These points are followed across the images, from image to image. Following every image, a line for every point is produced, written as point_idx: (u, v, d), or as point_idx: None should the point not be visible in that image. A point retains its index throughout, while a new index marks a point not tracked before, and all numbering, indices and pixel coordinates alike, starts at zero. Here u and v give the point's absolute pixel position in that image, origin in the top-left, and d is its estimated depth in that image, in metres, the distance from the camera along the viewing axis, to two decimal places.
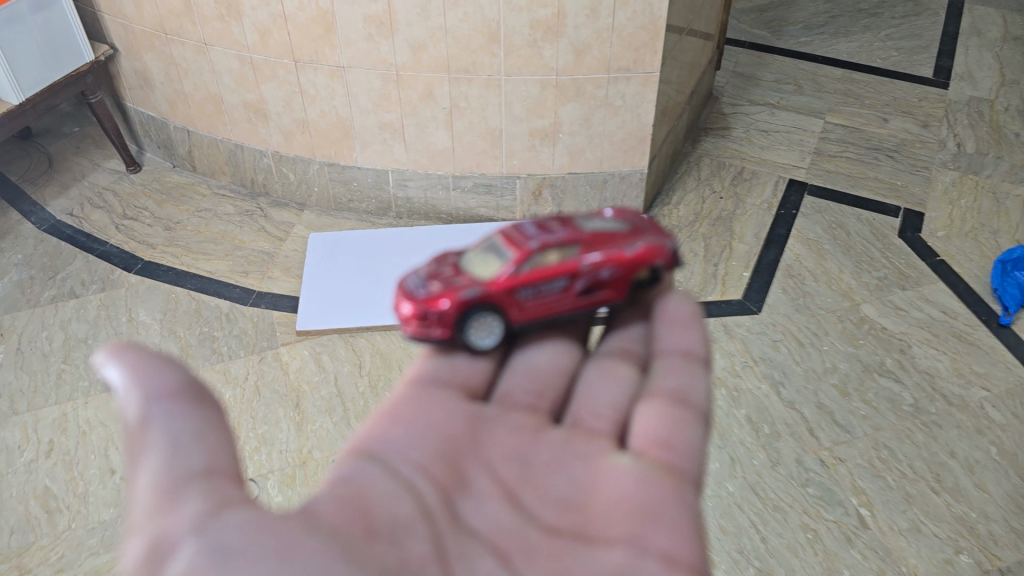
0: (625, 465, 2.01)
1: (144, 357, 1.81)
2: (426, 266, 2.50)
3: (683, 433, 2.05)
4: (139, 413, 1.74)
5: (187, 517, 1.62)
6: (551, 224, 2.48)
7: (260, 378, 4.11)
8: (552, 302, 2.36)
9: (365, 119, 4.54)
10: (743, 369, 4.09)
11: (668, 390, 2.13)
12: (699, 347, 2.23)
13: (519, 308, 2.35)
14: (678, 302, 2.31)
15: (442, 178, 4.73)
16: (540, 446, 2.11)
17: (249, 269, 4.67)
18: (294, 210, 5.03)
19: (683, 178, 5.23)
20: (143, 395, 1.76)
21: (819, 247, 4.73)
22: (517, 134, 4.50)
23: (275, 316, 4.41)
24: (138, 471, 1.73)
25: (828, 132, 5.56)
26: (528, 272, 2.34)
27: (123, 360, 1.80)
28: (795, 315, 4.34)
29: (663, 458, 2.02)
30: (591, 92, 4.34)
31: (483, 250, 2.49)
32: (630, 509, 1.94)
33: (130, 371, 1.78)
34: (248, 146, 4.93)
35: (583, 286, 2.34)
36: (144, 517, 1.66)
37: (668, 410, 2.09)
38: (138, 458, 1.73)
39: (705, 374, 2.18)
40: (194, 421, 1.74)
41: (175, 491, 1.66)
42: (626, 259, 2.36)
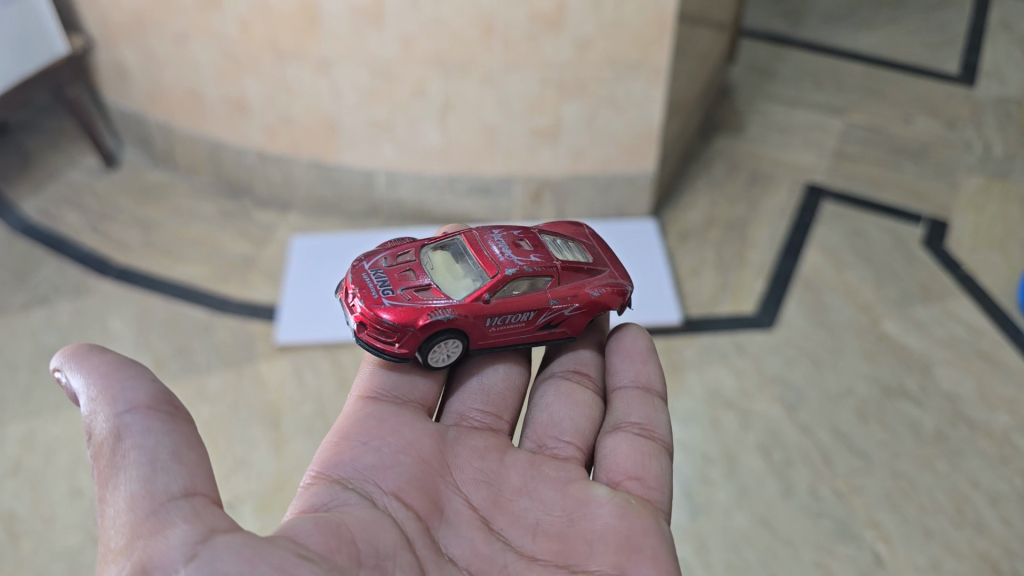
0: (605, 492, 2.15)
1: (108, 374, 1.80)
2: (397, 270, 2.59)
3: (653, 465, 2.29)
4: (110, 434, 1.74)
5: (171, 543, 1.60)
6: (524, 248, 2.65)
7: (237, 395, 3.87)
8: (516, 330, 2.54)
9: (354, 116, 4.26)
10: (754, 390, 3.81)
11: (633, 424, 2.40)
12: (659, 385, 2.53)
13: (484, 333, 2.50)
14: (635, 338, 2.61)
15: (434, 180, 4.44)
16: (511, 472, 2.27)
17: (229, 275, 4.43)
18: (278, 211, 4.76)
19: (693, 179, 4.93)
20: (113, 416, 1.75)
21: (837, 257, 4.44)
22: (514, 133, 4.22)
23: (253, 328, 4.17)
24: (112, 498, 1.70)
25: (849, 132, 5.25)
26: (502, 301, 2.50)
27: (92, 384, 1.80)
28: (811, 331, 4.07)
29: (636, 490, 2.23)
30: (594, 89, 4.05)
31: (455, 257, 2.64)
32: (614, 535, 2.07)
33: (98, 390, 1.78)
34: (231, 143, 4.65)
35: (548, 319, 2.56)
36: (123, 549, 1.64)
37: (633, 445, 2.33)
38: (111, 484, 1.71)
39: (665, 407, 2.48)
40: (170, 436, 1.74)
41: (153, 514, 1.65)
42: (588, 304, 2.60)
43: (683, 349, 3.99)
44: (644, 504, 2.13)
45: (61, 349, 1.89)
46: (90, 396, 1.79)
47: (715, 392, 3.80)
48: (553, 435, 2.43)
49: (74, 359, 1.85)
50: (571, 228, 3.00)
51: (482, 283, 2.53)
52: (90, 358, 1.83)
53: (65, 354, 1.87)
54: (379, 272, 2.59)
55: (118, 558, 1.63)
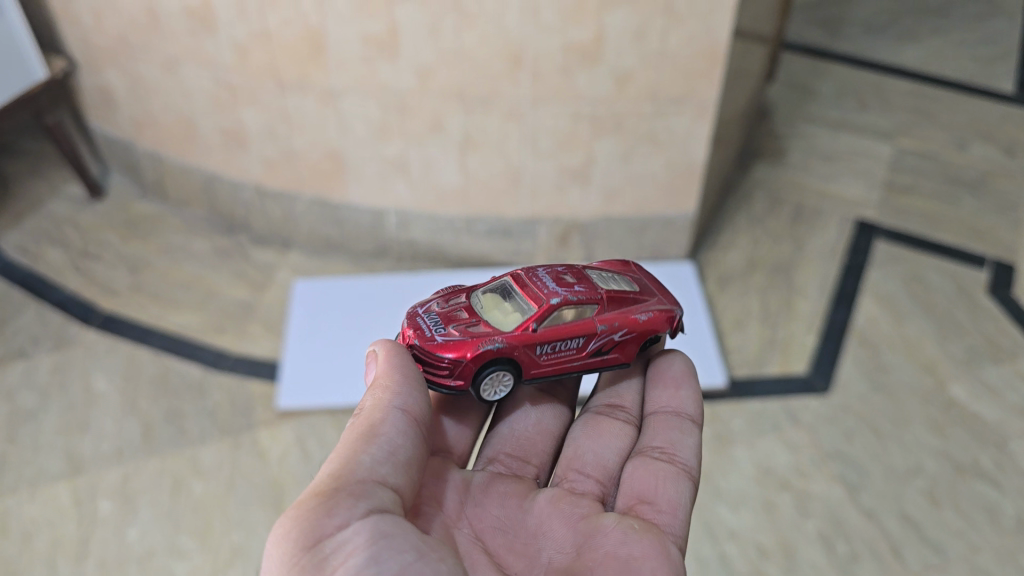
0: (611, 519, 1.93)
1: (403, 378, 1.92)
2: (437, 307, 2.25)
3: (667, 489, 2.03)
4: (378, 414, 1.85)
5: (358, 506, 1.68)
6: (567, 277, 2.30)
7: (236, 470, 3.47)
8: (567, 357, 2.19)
9: (363, 152, 3.83)
10: (811, 467, 3.46)
11: (653, 448, 2.13)
12: (692, 408, 2.22)
13: (535, 361, 2.16)
14: (676, 361, 2.28)
15: (451, 222, 4.03)
16: (529, 511, 2.03)
17: (225, 325, 4.01)
18: (278, 249, 4.33)
19: (732, 214, 4.53)
20: (391, 408, 1.86)
21: (894, 307, 4.07)
22: (541, 173, 3.81)
23: (252, 386, 3.77)
24: (336, 453, 1.79)
25: (899, 159, 4.84)
26: (549, 327, 2.16)
27: (386, 375, 1.92)
28: (871, 396, 3.71)
29: (646, 514, 1.99)
30: (633, 125, 3.62)
31: (501, 291, 2.28)
32: (615, 563, 1.85)
33: (389, 380, 1.91)
34: (227, 177, 4.22)
35: (597, 346, 2.21)
36: (316, 492, 1.70)
37: (650, 470, 2.08)
38: (350, 444, 1.80)
39: (696, 433, 2.18)
40: (413, 444, 1.85)
41: (361, 483, 1.72)
42: (639, 326, 2.24)
43: (731, 419, 3.64)
44: (648, 530, 1.89)
45: (383, 341, 2.00)
46: (379, 381, 1.93)
47: (768, 471, 3.45)
48: (573, 467, 2.17)
49: (386, 352, 1.99)
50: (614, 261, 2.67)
51: (528, 312, 2.19)
52: (398, 358, 1.96)
53: (384, 346, 2.00)
54: (428, 314, 2.24)
55: (308, 497, 1.69)
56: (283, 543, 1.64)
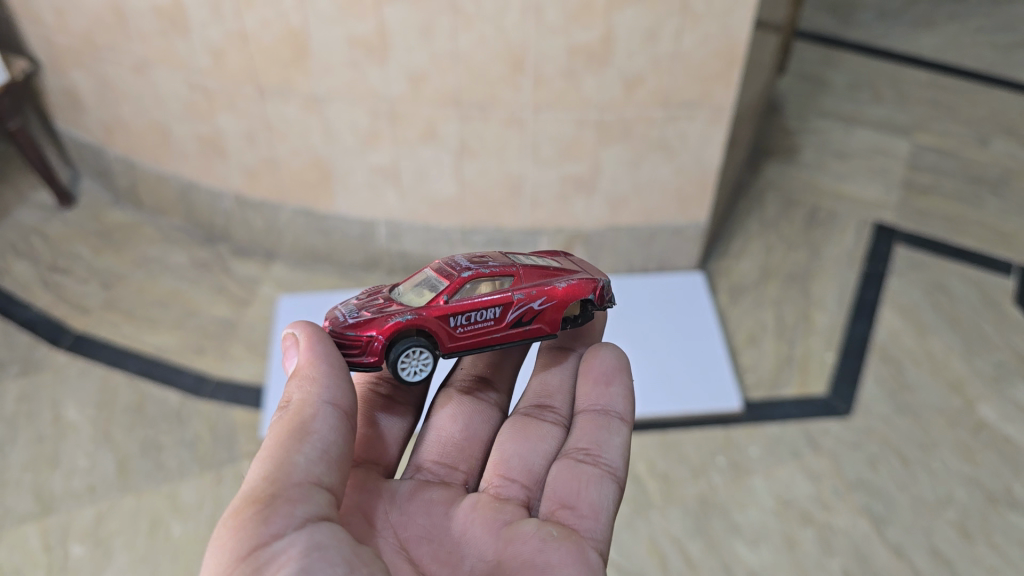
0: (530, 526, 1.73)
1: (330, 366, 1.66)
2: (352, 300, 2.11)
3: (590, 491, 1.85)
4: (309, 409, 1.59)
5: (297, 512, 1.43)
6: (483, 257, 2.16)
7: (217, 507, 3.22)
8: (484, 330, 2.01)
9: (351, 161, 3.55)
10: (834, 498, 3.24)
11: (578, 449, 1.96)
12: (619, 406, 2.06)
13: (451, 333, 1.98)
14: (604, 353, 2.12)
15: (446, 233, 3.77)
16: (454, 516, 1.81)
17: (204, 345, 3.74)
18: (261, 261, 4.07)
19: (743, 220, 4.29)
20: (323, 403, 1.61)
21: (917, 320, 3.84)
22: (543, 182, 3.55)
23: (236, 413, 3.52)
24: (264, 455, 1.52)
25: (917, 157, 4.60)
26: (461, 298, 2.00)
27: (311, 365, 1.67)
28: (895, 419, 3.49)
29: (568, 519, 1.80)
30: (642, 132, 3.36)
31: (419, 278, 2.13)
32: (532, 572, 1.64)
33: (317, 370, 1.65)
34: (205, 186, 3.94)
35: (517, 316, 2.04)
36: (250, 499, 1.44)
37: (575, 471, 1.90)
38: (278, 443, 1.53)
39: (624, 432, 2.02)
40: (346, 440, 1.60)
41: (298, 487, 1.47)
42: (560, 294, 2.06)
43: (747, 445, 3.42)
44: (568, 536, 1.70)
45: (304, 325, 1.74)
46: (303, 372, 1.66)
47: (789, 504, 3.23)
48: (501, 471, 1.95)
49: (306, 338, 1.72)
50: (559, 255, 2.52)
51: (440, 289, 2.03)
52: (323, 342, 1.70)
53: (304, 331, 1.73)
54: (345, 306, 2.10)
55: (242, 507, 1.43)
56: (217, 558, 1.39)
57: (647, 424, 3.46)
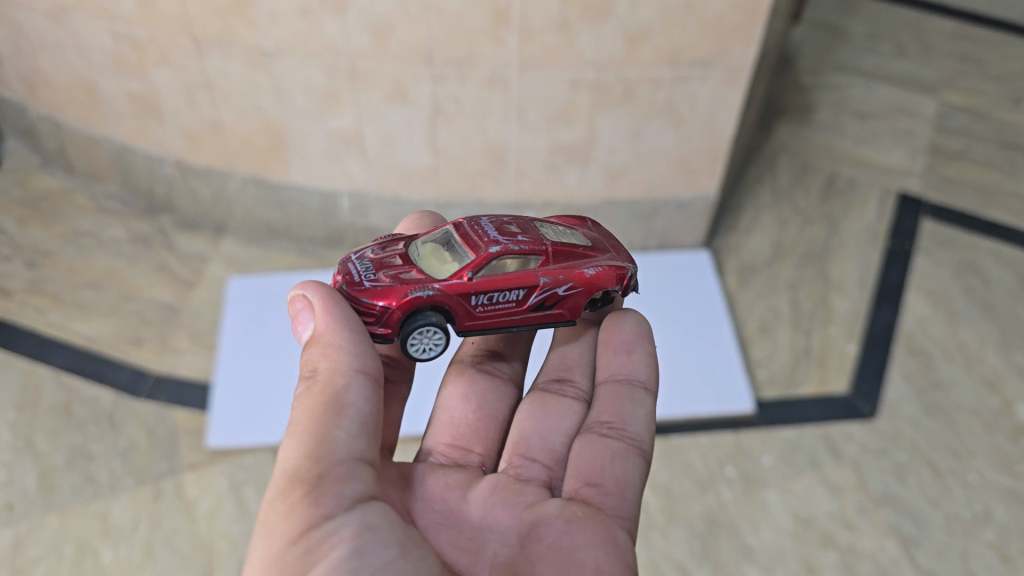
0: (554, 505, 1.52)
1: (354, 333, 1.54)
2: (366, 251, 1.90)
3: (615, 466, 1.62)
4: (338, 379, 1.47)
5: (345, 492, 1.37)
6: (512, 228, 1.97)
7: (154, 530, 2.79)
8: (504, 312, 1.86)
9: (308, 126, 3.06)
10: (858, 517, 2.87)
11: (600, 423, 1.74)
12: (643, 376, 1.84)
13: (469, 313, 1.82)
14: (626, 323, 1.91)
15: (418, 207, 3.29)
16: (472, 500, 1.64)
17: (143, 334, 3.27)
18: (209, 235, 3.58)
19: (753, 188, 3.83)
20: (353, 372, 1.49)
21: (947, 305, 3.44)
22: (531, 151, 3.08)
23: (178, 416, 3.08)
24: (296, 429, 1.42)
25: (945, 118, 4.14)
26: (486, 277, 1.82)
27: (332, 332, 1.53)
28: (925, 421, 3.11)
29: (592, 497, 1.57)
30: (646, 94, 2.90)
31: (441, 238, 1.92)
32: (556, 557, 1.41)
33: (340, 336, 1.53)
34: (142, 150, 3.42)
35: (542, 301, 1.88)
36: (294, 480, 1.37)
37: (597, 446, 1.67)
38: (311, 417, 1.43)
39: (650, 404, 1.80)
40: (378, 409, 1.50)
41: (343, 464, 1.40)
42: (586, 284, 1.91)
43: (760, 453, 3.03)
44: (594, 516, 1.47)
45: (317, 289, 1.59)
46: (323, 338, 1.53)
47: (808, 523, 2.85)
48: (516, 451, 1.77)
49: (322, 301, 1.58)
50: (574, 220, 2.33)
51: (464, 259, 1.85)
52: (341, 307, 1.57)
53: (318, 295, 1.58)
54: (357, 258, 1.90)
55: (286, 488, 1.37)
56: (269, 543, 1.34)
57: None
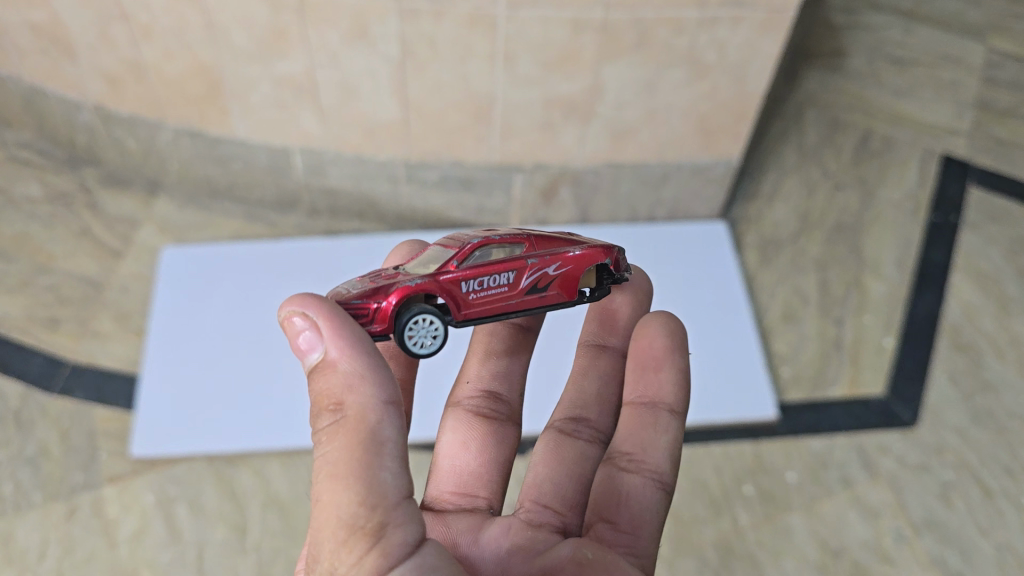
0: (566, 549, 1.19)
1: (374, 352, 1.06)
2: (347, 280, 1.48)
3: (631, 501, 1.33)
4: (368, 414, 1.02)
5: (406, 539, 1.00)
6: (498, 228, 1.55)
7: (66, 558, 2.32)
8: (498, 301, 1.38)
9: (250, 70, 2.52)
10: (898, 547, 2.44)
11: (616, 453, 1.39)
12: (672, 395, 1.45)
13: (460, 304, 1.35)
14: (655, 328, 1.49)
15: (384, 167, 2.79)
16: (487, 537, 1.31)
17: (59, 314, 2.75)
18: (142, 195, 3.04)
19: (776, 148, 3.33)
20: (384, 403, 1.03)
21: (1000, 290, 2.96)
22: (520, 106, 2.55)
23: (99, 415, 2.59)
24: (327, 474, 1.01)
25: (994, 67, 3.50)
26: (468, 258, 1.37)
27: (349, 356, 1.04)
28: (973, 431, 2.67)
29: (607, 537, 1.30)
30: (664, 39, 2.37)
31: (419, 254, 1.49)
32: None
33: (359, 359, 1.04)
34: (55, 92, 2.85)
35: (537, 282, 1.40)
36: (346, 532, 0.99)
37: (611, 485, 1.36)
38: (343, 464, 1.00)
39: (679, 430, 1.42)
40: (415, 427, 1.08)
41: (395, 513, 1.01)
42: (580, 260, 1.44)
43: (782, 468, 2.61)
44: (605, 559, 1.14)
45: (320, 306, 1.06)
46: (332, 366, 1.04)
47: (838, 554, 2.43)
48: (528, 496, 1.44)
49: (316, 319, 1.05)
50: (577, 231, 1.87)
51: (439, 257, 1.40)
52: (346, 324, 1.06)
53: (323, 312, 1.06)
54: None
55: (336, 548, 0.99)
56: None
57: None
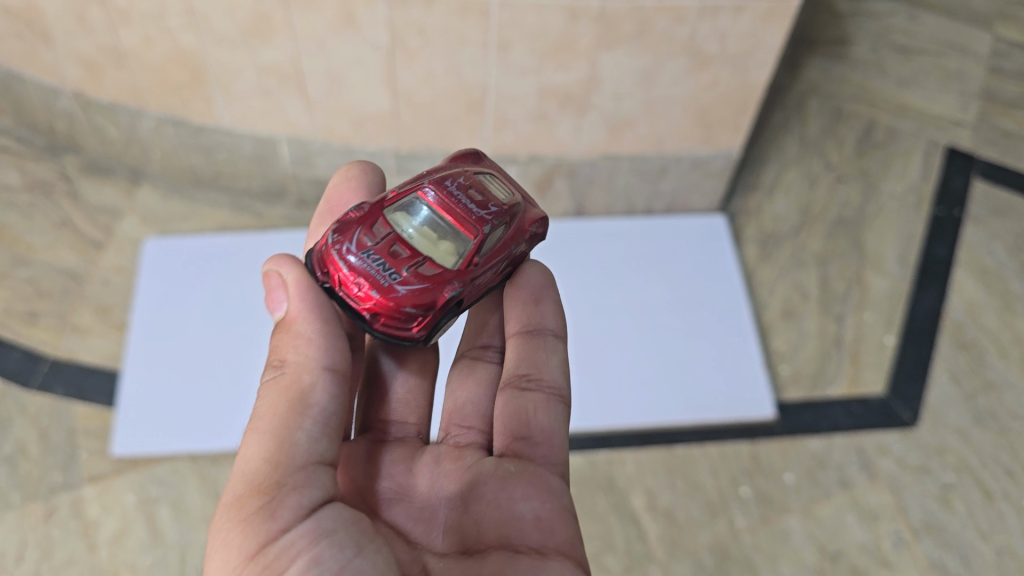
0: (489, 463, 1.48)
1: (328, 318, 1.38)
2: (343, 249, 1.52)
3: (539, 415, 1.55)
4: (305, 375, 1.33)
5: (301, 502, 1.24)
6: (470, 186, 1.64)
7: (44, 561, 2.27)
8: (495, 280, 1.65)
9: (233, 58, 2.43)
10: (896, 552, 2.40)
11: (514, 377, 1.61)
12: (553, 321, 1.68)
13: (476, 295, 1.60)
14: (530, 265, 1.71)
15: (374, 158, 2.71)
16: (420, 473, 1.53)
17: (39, 309, 2.66)
18: (125, 183, 2.95)
19: (778, 138, 3.24)
20: (321, 368, 1.34)
21: (1003, 287, 2.90)
22: (514, 97, 2.47)
23: (79, 413, 2.51)
24: (257, 428, 1.29)
25: (1001, 57, 3.47)
26: (486, 255, 1.58)
27: (305, 318, 1.37)
28: (975, 433, 2.61)
29: (524, 452, 1.52)
30: (665, 28, 2.29)
31: (403, 208, 1.59)
32: (505, 515, 1.39)
33: (315, 314, 1.37)
34: (32, 77, 2.73)
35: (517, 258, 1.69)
36: (250, 487, 1.24)
37: (517, 404, 1.57)
38: (274, 417, 1.29)
39: (563, 349, 1.66)
40: (337, 404, 1.34)
41: (301, 471, 1.26)
42: (537, 230, 1.71)
43: (780, 469, 2.54)
44: (528, 469, 1.45)
45: (291, 270, 1.39)
46: (293, 322, 1.37)
47: (836, 558, 2.39)
48: (451, 421, 1.66)
49: (287, 272, 1.40)
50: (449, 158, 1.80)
51: (458, 245, 1.56)
52: (309, 286, 1.39)
53: (293, 275, 1.39)
54: (367, 255, 1.51)
55: (241, 495, 1.24)
56: (221, 560, 1.21)
57: (642, 437, 2.58)
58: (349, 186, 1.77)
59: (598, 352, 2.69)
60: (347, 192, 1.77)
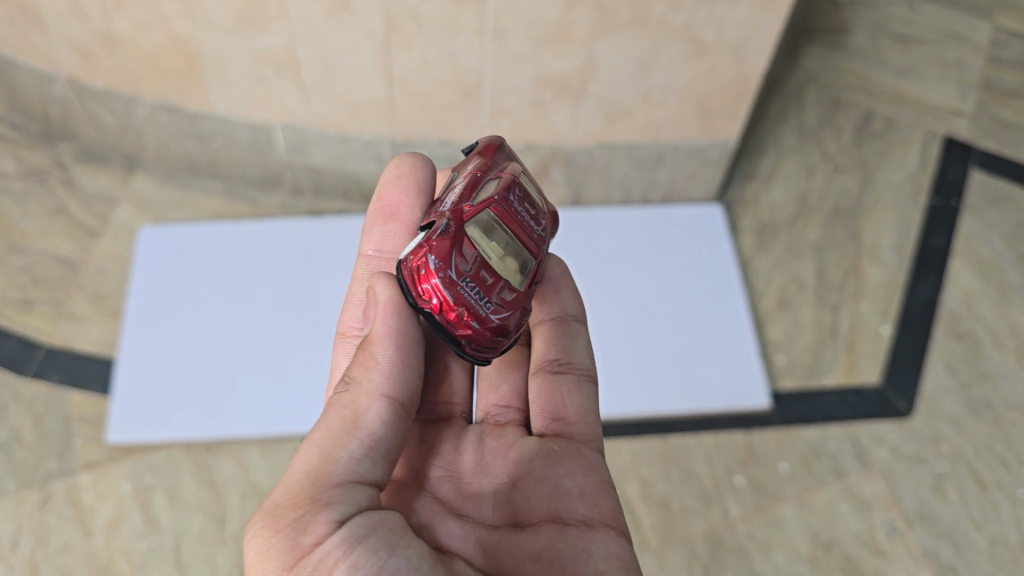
0: (532, 440, 1.50)
1: (405, 347, 1.39)
2: (438, 271, 1.47)
3: (573, 395, 1.58)
4: (363, 399, 1.33)
5: (337, 514, 1.20)
6: (524, 200, 1.62)
7: (39, 547, 2.27)
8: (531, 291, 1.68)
9: (229, 45, 2.42)
10: (889, 541, 2.40)
11: (546, 362, 1.64)
12: (574, 307, 1.73)
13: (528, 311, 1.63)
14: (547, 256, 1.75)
15: (369, 146, 2.71)
16: (465, 452, 1.53)
17: (34, 296, 2.66)
18: (120, 171, 2.94)
19: (775, 127, 3.23)
20: (380, 395, 1.33)
21: (999, 277, 2.89)
22: (508, 85, 2.46)
23: (74, 401, 2.51)
24: (310, 443, 1.29)
25: (1000, 47, 3.45)
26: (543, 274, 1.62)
27: (381, 342, 1.38)
28: (970, 422, 2.61)
29: (562, 431, 1.55)
30: (661, 16, 2.28)
31: (485, 226, 1.54)
32: (554, 490, 1.42)
33: (389, 340, 1.38)
34: (24, 63, 2.71)
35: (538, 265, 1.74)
36: (289, 499, 1.22)
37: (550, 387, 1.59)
38: (326, 436, 1.29)
39: (586, 333, 1.70)
40: (391, 425, 1.32)
41: (340, 487, 1.24)
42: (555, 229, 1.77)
43: (776, 459, 2.54)
44: (570, 448, 1.48)
45: (386, 292, 1.42)
46: (369, 345, 1.39)
47: (829, 547, 2.39)
48: (488, 401, 1.67)
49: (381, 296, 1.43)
50: (475, 152, 1.73)
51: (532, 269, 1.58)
52: (395, 313, 1.41)
53: (386, 297, 1.42)
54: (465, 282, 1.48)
55: (280, 506, 1.22)
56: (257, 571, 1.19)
57: (639, 426, 2.59)
58: (398, 184, 1.76)
59: (601, 344, 2.69)
60: (397, 189, 1.76)
